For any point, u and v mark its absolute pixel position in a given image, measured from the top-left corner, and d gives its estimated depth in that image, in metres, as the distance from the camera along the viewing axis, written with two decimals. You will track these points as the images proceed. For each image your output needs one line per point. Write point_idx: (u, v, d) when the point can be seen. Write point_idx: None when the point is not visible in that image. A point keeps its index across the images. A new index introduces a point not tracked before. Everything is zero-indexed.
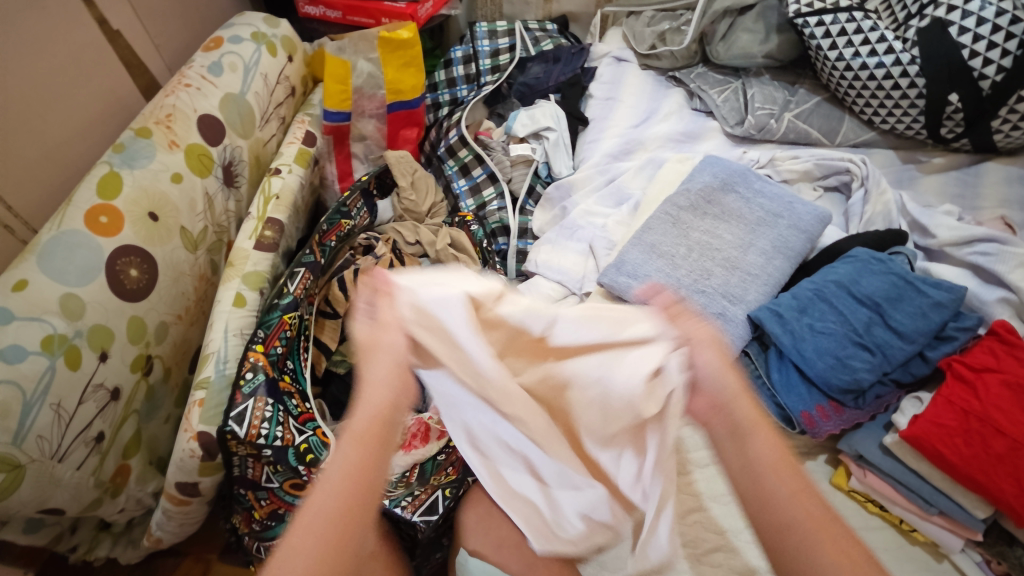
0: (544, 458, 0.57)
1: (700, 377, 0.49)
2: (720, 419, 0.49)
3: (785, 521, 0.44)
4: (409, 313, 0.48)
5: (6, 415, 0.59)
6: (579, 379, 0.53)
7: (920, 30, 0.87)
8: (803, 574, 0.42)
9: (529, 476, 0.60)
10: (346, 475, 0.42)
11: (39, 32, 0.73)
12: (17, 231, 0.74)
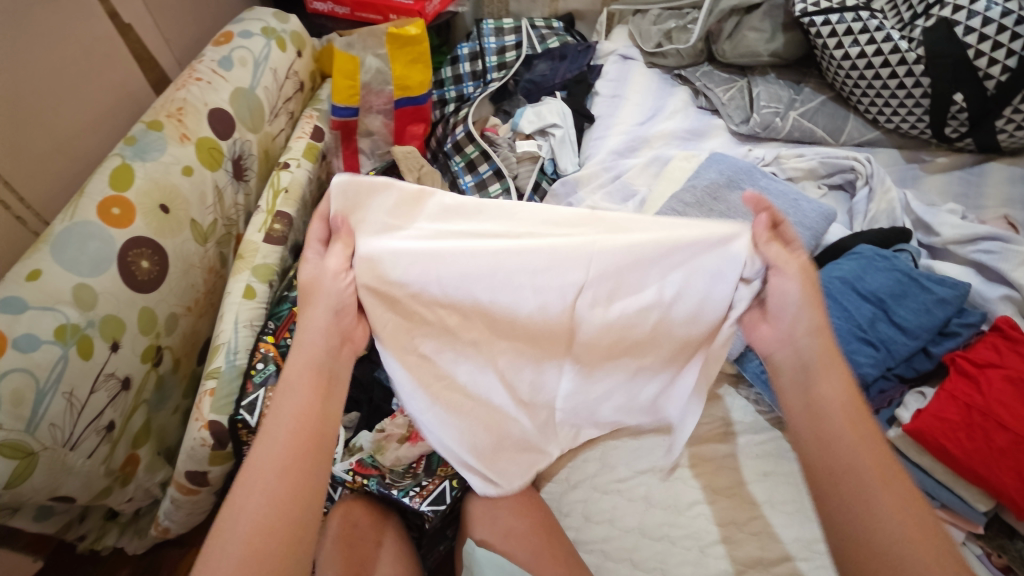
0: (497, 388, 0.61)
1: (779, 299, 0.53)
2: (793, 358, 0.52)
3: (845, 462, 0.47)
4: (363, 249, 0.52)
5: (20, 403, 0.60)
6: (626, 294, 0.56)
7: (925, 30, 0.86)
8: (861, 513, 0.44)
9: (484, 414, 0.62)
10: (292, 421, 0.47)
11: (54, 25, 0.74)
12: (28, 222, 0.75)
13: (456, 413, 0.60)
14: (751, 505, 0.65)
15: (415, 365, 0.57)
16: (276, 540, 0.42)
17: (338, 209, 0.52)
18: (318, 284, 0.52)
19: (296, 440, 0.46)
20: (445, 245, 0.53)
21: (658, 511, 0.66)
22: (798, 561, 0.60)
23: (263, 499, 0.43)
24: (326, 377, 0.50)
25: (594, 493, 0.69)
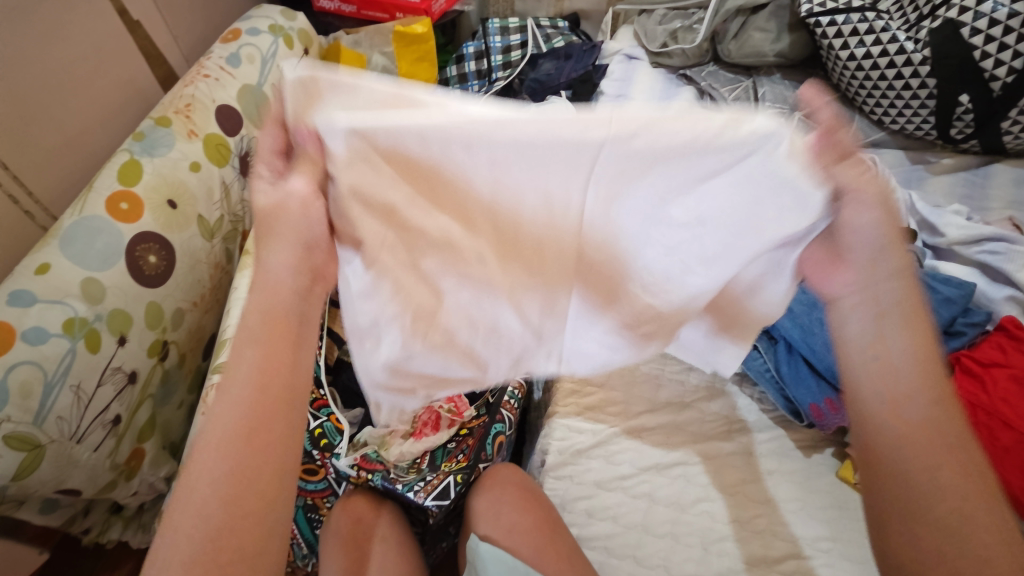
0: (500, 314, 0.54)
1: (854, 231, 0.47)
2: (865, 303, 0.48)
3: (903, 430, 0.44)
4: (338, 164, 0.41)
5: (28, 396, 0.61)
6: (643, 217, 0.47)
7: (932, 30, 0.86)
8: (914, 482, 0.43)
9: (483, 336, 0.56)
10: (252, 374, 0.40)
11: (63, 21, 0.74)
12: (37, 217, 0.76)
13: (451, 344, 0.56)
14: (756, 503, 0.66)
15: (409, 287, 0.50)
16: (257, 512, 0.38)
17: (293, 115, 0.41)
18: (279, 212, 0.45)
19: (261, 400, 0.40)
20: (435, 131, 0.41)
21: (661, 509, 0.66)
22: (803, 560, 0.62)
23: (226, 469, 0.37)
24: (295, 324, 0.44)
25: (598, 489, 0.68)
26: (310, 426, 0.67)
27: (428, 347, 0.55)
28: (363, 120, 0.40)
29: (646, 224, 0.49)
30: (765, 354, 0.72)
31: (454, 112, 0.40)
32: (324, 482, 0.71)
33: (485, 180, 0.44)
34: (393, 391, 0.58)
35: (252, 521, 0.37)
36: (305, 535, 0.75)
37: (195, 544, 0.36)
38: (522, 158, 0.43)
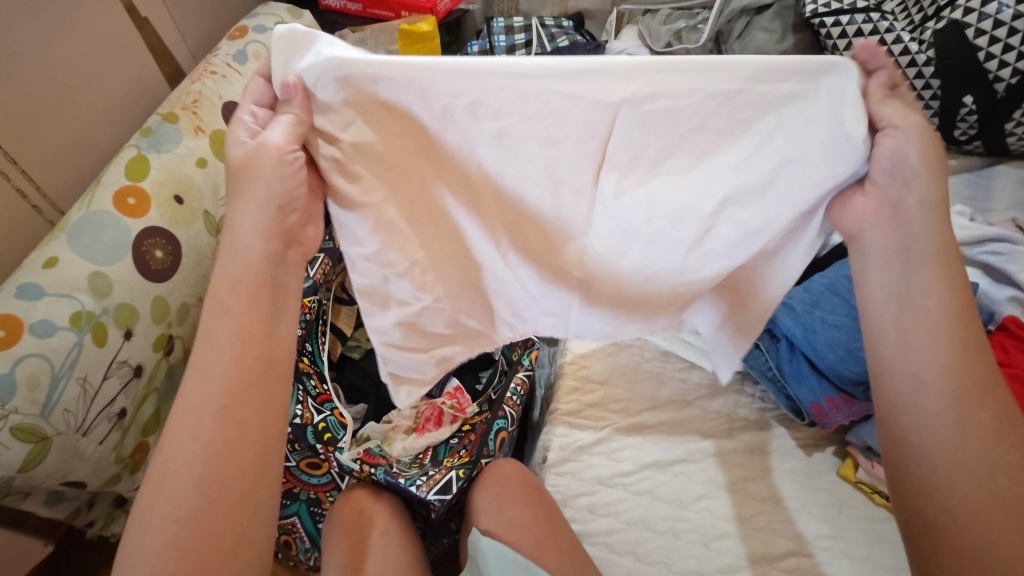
0: (509, 270, 0.57)
1: (893, 162, 0.46)
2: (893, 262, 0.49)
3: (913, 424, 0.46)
4: (331, 98, 0.44)
5: (35, 387, 0.61)
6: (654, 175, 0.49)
7: (937, 31, 0.85)
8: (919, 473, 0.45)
9: (496, 291, 0.60)
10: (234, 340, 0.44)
11: (72, 17, 0.75)
12: (45, 212, 0.76)
13: (461, 300, 0.59)
14: (759, 501, 0.66)
15: (416, 239, 0.53)
16: (233, 488, 0.41)
17: (280, 71, 0.44)
18: (254, 161, 0.46)
19: (235, 381, 0.43)
20: (433, 86, 0.44)
21: (662, 505, 0.66)
22: (803, 557, 0.62)
23: (204, 444, 0.41)
24: (268, 290, 0.47)
25: (599, 486, 0.69)
26: (314, 421, 0.69)
27: (439, 299, 0.57)
28: (362, 71, 0.43)
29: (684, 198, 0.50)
30: (767, 353, 0.72)
31: (449, 65, 0.43)
32: (327, 476, 0.72)
33: (489, 140, 0.47)
34: (404, 352, 0.59)
35: (227, 495, 0.41)
36: (307, 529, 0.76)
37: (171, 517, 0.39)
38: (524, 117, 0.45)
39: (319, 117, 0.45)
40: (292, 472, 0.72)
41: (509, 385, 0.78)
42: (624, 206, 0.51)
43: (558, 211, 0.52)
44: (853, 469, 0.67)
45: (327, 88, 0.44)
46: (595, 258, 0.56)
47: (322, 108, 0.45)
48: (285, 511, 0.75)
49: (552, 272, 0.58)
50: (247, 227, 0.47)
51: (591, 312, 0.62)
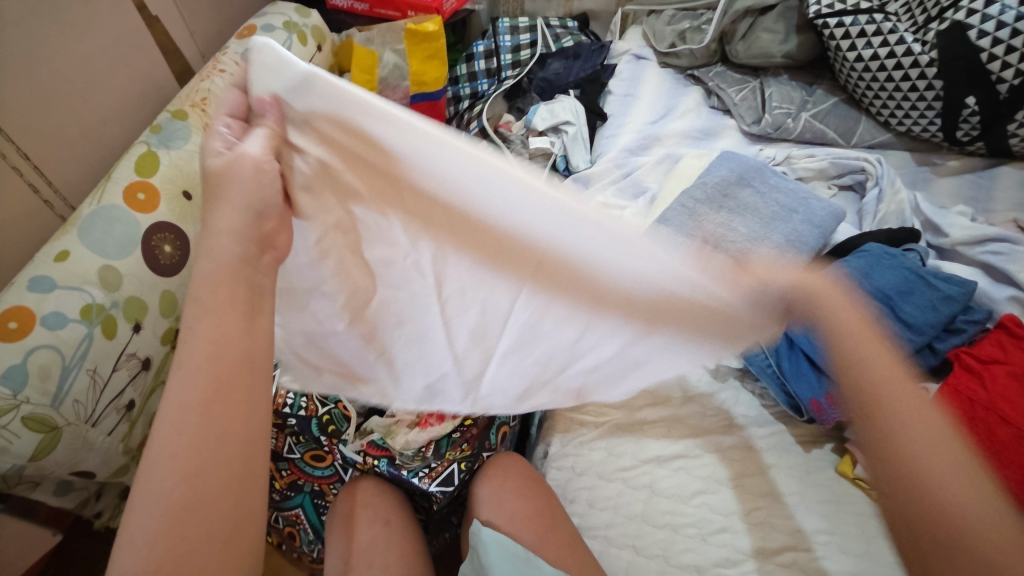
0: (431, 318, 0.56)
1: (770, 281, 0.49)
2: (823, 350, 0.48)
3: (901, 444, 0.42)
4: (302, 115, 0.48)
5: (46, 378, 0.62)
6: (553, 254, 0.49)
7: (939, 33, 0.87)
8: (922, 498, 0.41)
9: (409, 346, 0.58)
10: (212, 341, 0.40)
11: (84, 16, 0.76)
12: (56, 207, 0.78)
13: (373, 338, 0.57)
14: (756, 497, 0.67)
15: (351, 270, 0.54)
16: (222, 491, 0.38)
17: (257, 86, 0.48)
18: (232, 171, 0.45)
19: (224, 377, 0.40)
20: (371, 118, 0.46)
21: (661, 500, 0.67)
22: (800, 552, 0.62)
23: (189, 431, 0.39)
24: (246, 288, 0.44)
25: (599, 480, 0.70)
26: (319, 413, 0.69)
27: (350, 331, 0.57)
28: (320, 99, 0.47)
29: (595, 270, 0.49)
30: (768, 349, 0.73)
31: (385, 106, 0.46)
32: (331, 469, 0.73)
33: (414, 172, 0.48)
34: (310, 363, 0.60)
35: (217, 496, 0.38)
36: (311, 520, 0.77)
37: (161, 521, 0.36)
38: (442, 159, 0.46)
39: (293, 132, 0.49)
40: (296, 464, 0.73)
41: None
42: (544, 256, 0.50)
43: (495, 255, 0.51)
44: (851, 466, 0.67)
45: (298, 104, 0.48)
46: (535, 287, 0.53)
47: (296, 125, 0.48)
48: (289, 504, 0.76)
49: (470, 325, 0.57)
50: (225, 230, 0.44)
51: (517, 360, 0.59)
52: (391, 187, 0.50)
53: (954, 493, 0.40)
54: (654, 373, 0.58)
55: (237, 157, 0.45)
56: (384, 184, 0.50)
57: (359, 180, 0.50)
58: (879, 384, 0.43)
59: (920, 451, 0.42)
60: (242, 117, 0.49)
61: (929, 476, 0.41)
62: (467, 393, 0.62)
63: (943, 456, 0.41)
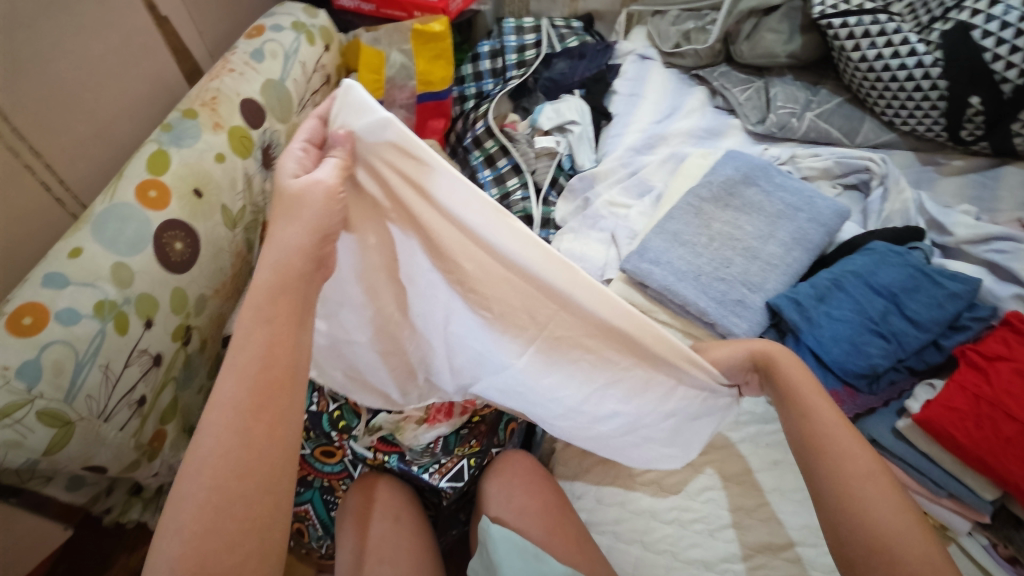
0: (439, 347, 0.63)
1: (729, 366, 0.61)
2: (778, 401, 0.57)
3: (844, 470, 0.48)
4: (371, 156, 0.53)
5: (60, 373, 0.63)
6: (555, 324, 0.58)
7: (943, 33, 0.88)
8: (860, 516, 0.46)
9: (418, 356, 0.65)
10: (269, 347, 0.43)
11: (96, 15, 0.77)
12: (67, 204, 0.78)
13: (391, 351, 0.66)
14: (763, 493, 0.67)
15: (376, 287, 0.62)
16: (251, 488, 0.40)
17: (337, 119, 0.52)
18: (304, 196, 0.48)
19: (260, 380, 0.42)
20: (420, 168, 0.52)
21: (668, 496, 0.68)
22: (806, 547, 0.62)
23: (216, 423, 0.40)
24: (298, 306, 0.47)
25: (606, 476, 0.71)
26: (330, 408, 0.71)
27: (372, 345, 0.65)
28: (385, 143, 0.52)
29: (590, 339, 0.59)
30: None
31: (433, 161, 0.52)
32: (340, 465, 0.73)
33: (437, 218, 0.55)
34: (333, 357, 0.66)
35: (241, 484, 0.39)
36: (319, 516, 0.76)
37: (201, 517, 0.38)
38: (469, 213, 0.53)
39: (361, 169, 0.54)
40: (305, 460, 0.73)
41: None
42: (543, 307, 0.57)
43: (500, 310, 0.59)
44: None
45: (368, 142, 0.52)
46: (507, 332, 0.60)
47: (365, 163, 0.53)
48: (300, 499, 0.75)
49: (469, 352, 0.62)
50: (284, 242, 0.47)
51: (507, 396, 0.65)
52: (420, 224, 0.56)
53: (892, 526, 0.44)
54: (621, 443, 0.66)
55: (311, 183, 0.48)
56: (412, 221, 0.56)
57: (396, 220, 0.57)
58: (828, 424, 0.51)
59: (862, 484, 0.47)
60: (316, 143, 0.54)
61: (870, 509, 0.46)
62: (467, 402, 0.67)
63: (881, 491, 0.46)
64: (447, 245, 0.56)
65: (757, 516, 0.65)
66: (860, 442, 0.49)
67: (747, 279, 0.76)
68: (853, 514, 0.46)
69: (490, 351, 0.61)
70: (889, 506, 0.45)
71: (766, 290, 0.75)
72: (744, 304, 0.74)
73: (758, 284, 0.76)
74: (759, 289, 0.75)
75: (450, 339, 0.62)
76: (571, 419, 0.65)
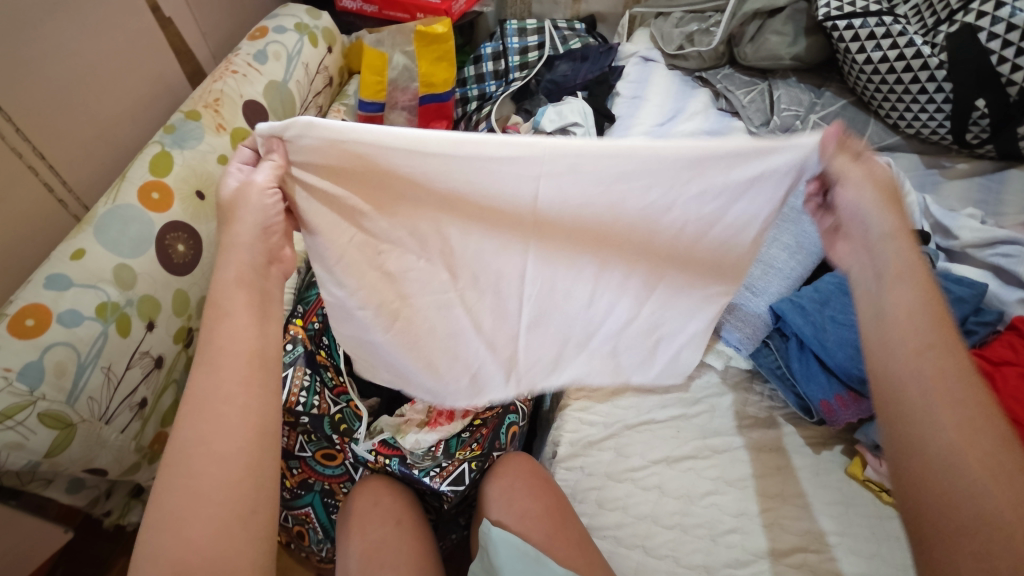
0: (471, 330, 0.64)
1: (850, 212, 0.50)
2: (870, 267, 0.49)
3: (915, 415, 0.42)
4: (304, 155, 0.48)
5: (62, 374, 0.63)
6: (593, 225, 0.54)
7: (949, 35, 0.87)
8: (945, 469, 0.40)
9: (449, 348, 0.66)
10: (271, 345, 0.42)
11: (101, 18, 0.77)
12: (70, 206, 0.78)
13: (414, 345, 0.64)
14: (767, 498, 0.67)
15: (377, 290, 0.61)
16: (252, 492, 0.40)
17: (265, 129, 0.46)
18: (242, 199, 0.47)
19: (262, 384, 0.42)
20: (384, 149, 0.47)
21: (670, 500, 0.67)
22: (810, 553, 0.63)
23: (219, 428, 0.40)
24: (258, 296, 0.46)
25: (608, 480, 0.70)
26: (331, 412, 0.70)
27: (393, 343, 0.63)
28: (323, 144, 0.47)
29: (647, 217, 0.54)
30: (777, 351, 0.73)
31: (398, 137, 0.46)
32: (342, 468, 0.74)
33: (435, 185, 0.50)
34: (365, 355, 0.66)
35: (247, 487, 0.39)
36: (320, 519, 0.76)
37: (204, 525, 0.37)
38: (471, 173, 0.49)
39: (298, 168, 0.48)
40: (307, 463, 0.74)
41: None
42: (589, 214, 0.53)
43: (502, 245, 0.56)
44: (861, 468, 0.68)
45: (301, 150, 0.47)
46: (543, 258, 0.57)
47: (301, 164, 0.48)
48: (300, 502, 0.76)
49: (498, 305, 0.63)
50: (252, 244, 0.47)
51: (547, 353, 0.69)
52: (409, 201, 0.52)
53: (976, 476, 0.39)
54: (660, 307, 0.65)
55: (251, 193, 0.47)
56: (387, 202, 0.52)
57: (371, 213, 0.52)
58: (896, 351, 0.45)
59: (925, 392, 0.42)
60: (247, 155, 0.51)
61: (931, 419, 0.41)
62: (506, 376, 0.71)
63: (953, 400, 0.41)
64: (454, 213, 0.53)
65: (758, 522, 0.65)
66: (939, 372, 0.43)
67: (751, 282, 0.76)
68: (909, 425, 0.42)
69: (521, 307, 0.63)
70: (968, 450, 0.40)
71: (770, 294, 0.75)
72: (747, 309, 0.74)
73: (762, 288, 0.76)
74: (763, 293, 0.75)
75: (472, 316, 0.63)
76: (618, 317, 0.66)
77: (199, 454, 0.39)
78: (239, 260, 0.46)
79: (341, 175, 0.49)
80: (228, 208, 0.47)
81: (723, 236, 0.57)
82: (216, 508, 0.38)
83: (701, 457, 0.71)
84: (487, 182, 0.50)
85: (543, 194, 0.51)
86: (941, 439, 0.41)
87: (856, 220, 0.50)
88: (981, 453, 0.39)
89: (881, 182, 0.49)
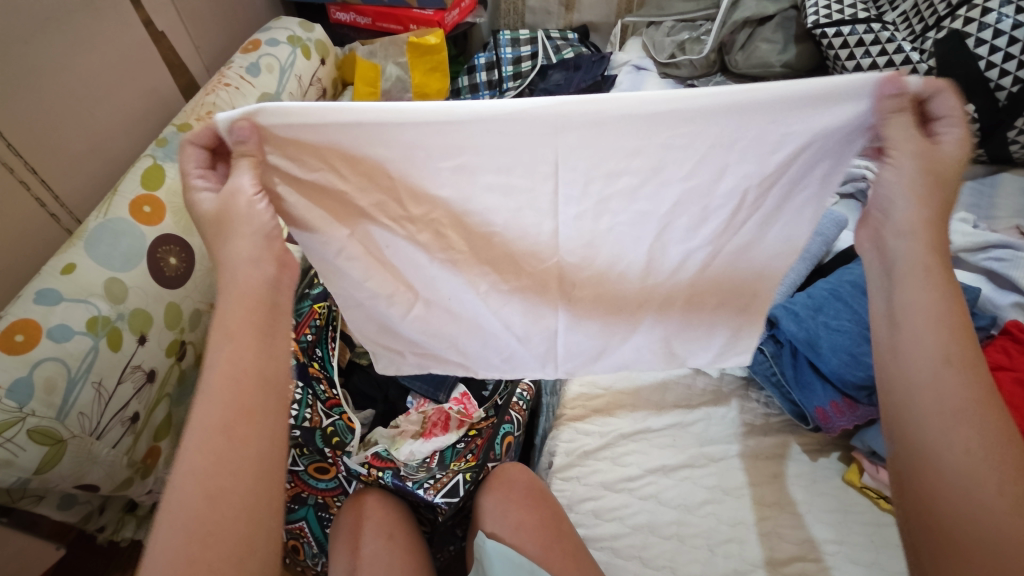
0: (494, 318, 0.65)
1: (880, 191, 0.47)
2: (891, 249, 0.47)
3: (913, 412, 0.42)
4: (279, 150, 0.47)
5: (52, 391, 0.62)
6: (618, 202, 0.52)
7: (937, 41, 0.88)
8: (933, 463, 0.40)
9: (468, 328, 0.67)
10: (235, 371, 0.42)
11: (93, 32, 0.78)
12: (62, 220, 0.78)
13: (427, 328, 0.66)
14: (766, 507, 0.66)
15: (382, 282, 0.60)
16: (234, 510, 0.39)
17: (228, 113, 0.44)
18: (230, 212, 0.46)
19: (241, 406, 0.41)
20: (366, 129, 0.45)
21: (667, 510, 0.67)
22: (809, 562, 0.62)
23: (202, 445, 0.39)
24: (264, 312, 0.46)
25: (605, 490, 0.69)
26: (323, 424, 0.71)
27: (416, 327, 0.66)
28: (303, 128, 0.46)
29: (694, 184, 0.51)
30: (772, 358, 0.72)
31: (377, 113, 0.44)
32: (335, 481, 0.72)
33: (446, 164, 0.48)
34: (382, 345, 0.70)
35: (233, 500, 0.39)
36: (315, 534, 0.75)
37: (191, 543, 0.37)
38: (482, 140, 0.46)
39: (274, 154, 0.47)
40: (299, 476, 0.72)
41: (515, 391, 0.80)
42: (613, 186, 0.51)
43: (524, 229, 0.55)
44: (858, 474, 0.67)
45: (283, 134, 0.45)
46: (570, 254, 0.57)
47: (278, 149, 0.47)
48: (294, 516, 0.74)
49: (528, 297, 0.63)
50: (237, 262, 0.46)
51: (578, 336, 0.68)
52: (410, 180, 0.50)
53: (966, 475, 0.39)
54: (713, 286, 0.62)
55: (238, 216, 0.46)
56: (378, 185, 0.51)
57: (376, 211, 0.53)
58: (911, 341, 0.44)
59: (931, 407, 0.41)
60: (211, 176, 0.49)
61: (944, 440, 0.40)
62: (543, 362, 0.72)
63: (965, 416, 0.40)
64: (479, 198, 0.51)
65: (757, 530, 0.65)
66: (954, 371, 0.42)
67: None
68: (924, 441, 0.41)
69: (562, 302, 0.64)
70: (964, 449, 0.39)
71: None
72: None
73: None
74: None
75: (497, 309, 0.64)
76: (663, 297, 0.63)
77: (184, 471, 0.39)
78: (245, 271, 0.46)
79: (337, 154, 0.48)
80: (223, 235, 0.46)
81: (776, 210, 0.54)
82: (199, 528, 0.37)
83: (698, 464, 0.70)
84: (503, 158, 0.48)
85: (568, 166, 0.49)
86: (950, 453, 0.40)
87: (883, 200, 0.47)
88: (977, 460, 0.39)
89: (930, 162, 0.44)
